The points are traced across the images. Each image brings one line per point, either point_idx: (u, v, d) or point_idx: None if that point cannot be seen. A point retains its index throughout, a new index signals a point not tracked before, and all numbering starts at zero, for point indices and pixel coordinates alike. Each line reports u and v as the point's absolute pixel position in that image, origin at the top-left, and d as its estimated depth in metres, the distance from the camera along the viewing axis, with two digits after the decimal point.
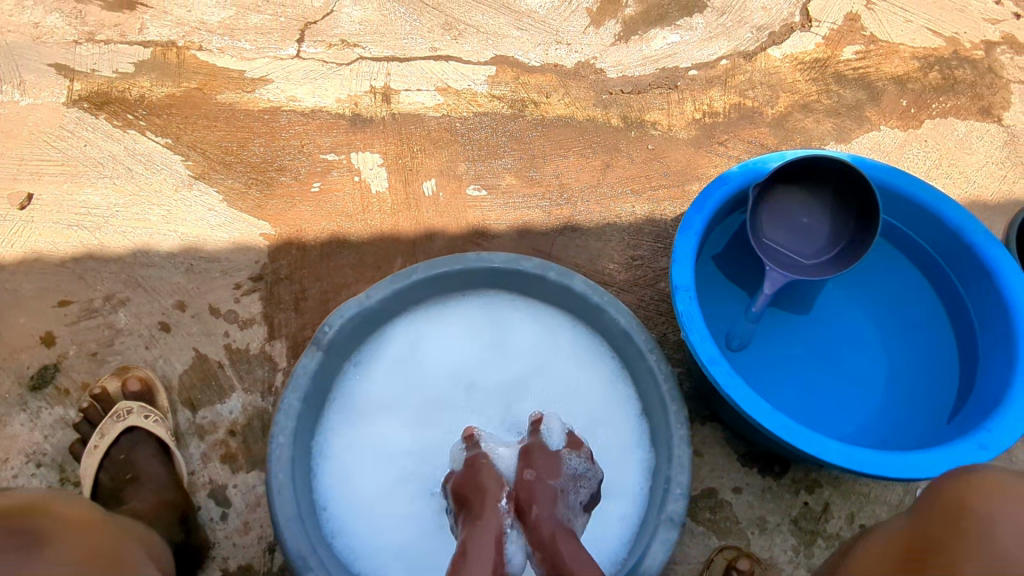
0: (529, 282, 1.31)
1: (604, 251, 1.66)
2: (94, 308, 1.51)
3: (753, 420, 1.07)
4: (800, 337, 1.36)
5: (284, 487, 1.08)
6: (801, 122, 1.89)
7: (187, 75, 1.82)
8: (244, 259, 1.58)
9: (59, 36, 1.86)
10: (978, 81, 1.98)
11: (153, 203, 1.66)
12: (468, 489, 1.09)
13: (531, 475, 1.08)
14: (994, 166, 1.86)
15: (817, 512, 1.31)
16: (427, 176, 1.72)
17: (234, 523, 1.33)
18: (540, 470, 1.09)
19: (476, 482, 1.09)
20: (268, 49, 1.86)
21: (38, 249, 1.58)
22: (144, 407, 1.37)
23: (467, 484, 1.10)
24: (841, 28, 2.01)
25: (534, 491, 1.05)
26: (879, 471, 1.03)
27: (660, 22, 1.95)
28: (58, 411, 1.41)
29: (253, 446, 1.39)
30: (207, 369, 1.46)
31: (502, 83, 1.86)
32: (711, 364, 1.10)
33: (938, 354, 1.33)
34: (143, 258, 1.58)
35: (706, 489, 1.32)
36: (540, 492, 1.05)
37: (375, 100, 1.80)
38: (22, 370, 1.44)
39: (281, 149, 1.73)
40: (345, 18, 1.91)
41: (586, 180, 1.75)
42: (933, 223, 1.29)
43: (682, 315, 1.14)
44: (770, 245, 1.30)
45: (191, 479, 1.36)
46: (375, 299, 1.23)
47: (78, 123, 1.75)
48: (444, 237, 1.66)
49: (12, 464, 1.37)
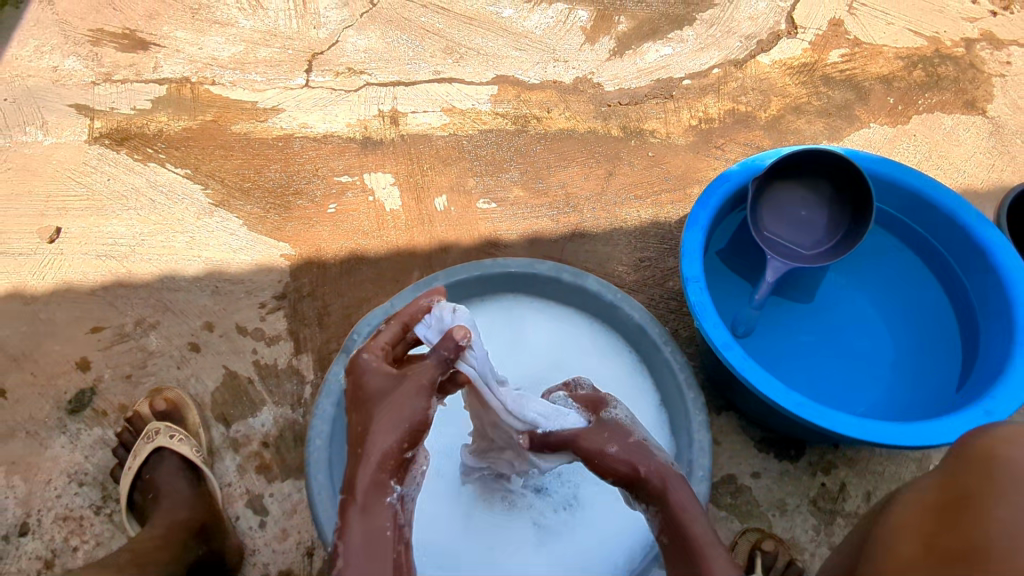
0: (544, 285, 1.38)
1: (613, 255, 1.72)
2: (126, 332, 1.57)
3: (768, 400, 1.12)
4: (808, 324, 1.41)
5: (322, 488, 1.13)
6: (794, 123, 1.97)
7: (201, 108, 1.91)
8: (267, 280, 1.64)
9: (77, 78, 1.95)
10: (961, 76, 2.07)
11: (177, 230, 1.73)
12: (367, 398, 0.84)
13: (613, 450, 0.91)
14: (982, 156, 1.93)
15: (834, 492, 1.35)
16: (438, 192, 1.79)
17: (272, 530, 1.37)
18: (619, 440, 0.93)
19: (376, 400, 0.84)
20: (278, 80, 1.95)
21: (70, 279, 1.64)
22: (171, 427, 1.41)
23: (368, 394, 0.85)
24: (826, 34, 2.11)
25: (618, 465, 0.90)
26: (892, 440, 1.07)
27: (652, 37, 2.06)
28: (97, 432, 1.46)
29: (287, 456, 1.43)
30: (237, 385, 1.51)
31: (505, 100, 1.94)
32: (725, 349, 1.16)
33: (942, 332, 1.37)
34: (170, 282, 1.64)
35: (725, 475, 1.36)
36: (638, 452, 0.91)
37: (384, 123, 1.89)
38: (60, 395, 1.49)
39: (296, 174, 1.81)
40: (350, 47, 2.01)
41: (590, 188, 1.82)
42: (926, 209, 1.35)
43: (694, 305, 1.20)
44: (772, 238, 1.37)
45: (227, 490, 1.40)
46: (400, 307, 1.29)
47: (100, 159, 1.83)
48: (458, 249, 1.72)
49: (55, 485, 1.40)
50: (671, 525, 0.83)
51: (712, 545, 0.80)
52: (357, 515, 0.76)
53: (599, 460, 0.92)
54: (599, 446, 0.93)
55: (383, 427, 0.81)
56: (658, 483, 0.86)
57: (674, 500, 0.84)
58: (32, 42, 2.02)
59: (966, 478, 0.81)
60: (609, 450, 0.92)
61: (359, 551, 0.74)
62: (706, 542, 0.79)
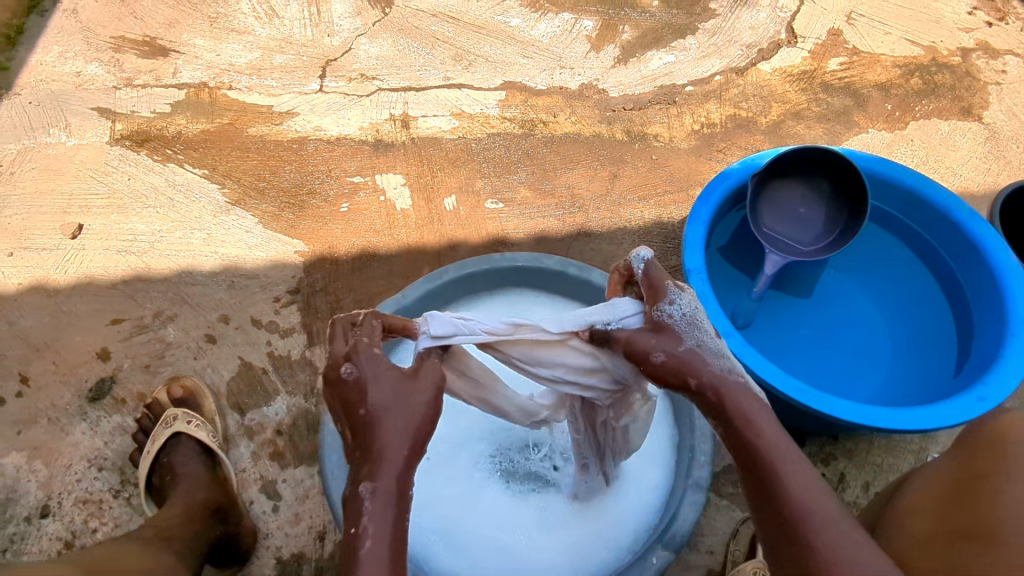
0: (550, 279, 1.43)
1: (617, 253, 1.77)
2: (145, 324, 1.62)
3: (769, 386, 1.16)
4: (807, 319, 1.45)
5: (337, 469, 1.16)
6: (793, 128, 2.02)
7: (219, 112, 1.97)
8: (281, 275, 1.69)
9: (100, 83, 2.03)
10: (957, 84, 2.12)
11: (194, 227, 1.78)
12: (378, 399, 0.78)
13: (659, 360, 0.83)
14: (978, 160, 1.98)
15: (834, 483, 1.38)
16: (447, 193, 1.84)
17: (285, 514, 1.41)
18: (667, 347, 0.83)
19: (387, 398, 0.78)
20: (293, 86, 2.02)
21: (91, 274, 1.69)
22: (188, 413, 1.45)
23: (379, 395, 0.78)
24: (825, 43, 2.18)
25: (667, 376, 0.82)
26: (886, 424, 1.10)
27: (656, 45, 2.13)
28: (117, 419, 1.50)
29: (300, 444, 1.47)
30: (252, 375, 1.56)
31: (513, 105, 2.00)
32: (726, 337, 1.20)
33: (938, 326, 1.41)
34: (187, 277, 1.70)
35: (727, 465, 1.40)
36: (684, 362, 0.82)
37: (395, 126, 1.95)
38: (81, 383, 1.54)
39: (310, 174, 1.87)
40: (362, 54, 2.08)
41: (595, 190, 1.87)
42: (921, 207, 1.40)
43: (696, 295, 1.24)
44: (772, 234, 1.41)
45: (242, 476, 1.44)
46: (412, 298, 1.34)
47: (121, 160, 1.89)
48: (466, 247, 1.77)
49: (75, 469, 1.44)
50: (736, 440, 0.77)
51: (785, 459, 0.75)
52: (379, 508, 0.73)
53: (644, 366, 0.84)
54: (648, 350, 0.84)
55: (400, 421, 0.77)
56: (715, 397, 0.79)
57: (737, 415, 0.78)
58: (56, 48, 2.09)
59: (976, 458, 0.93)
60: (658, 357, 0.83)
61: (381, 543, 0.72)
62: (778, 457, 0.75)
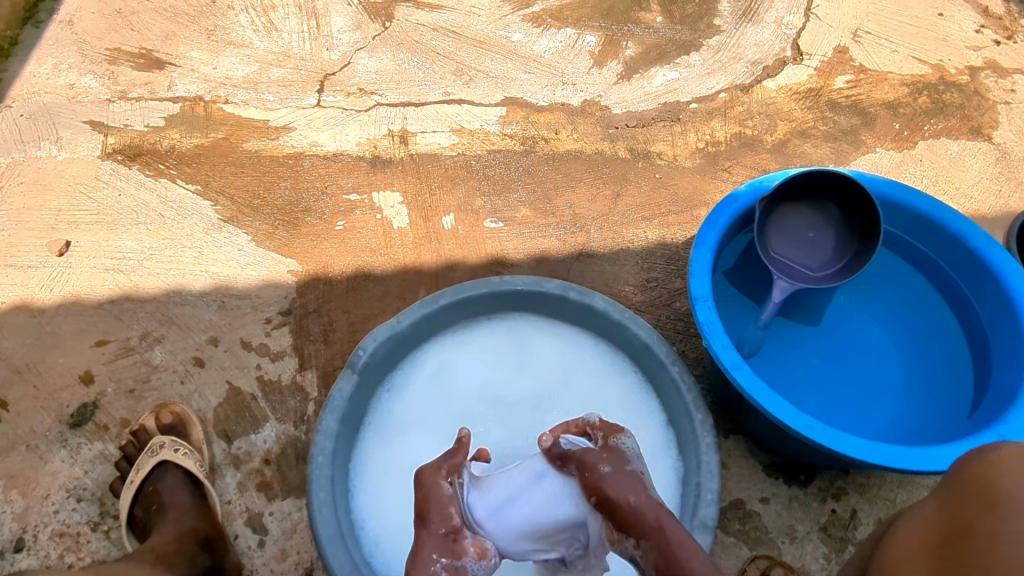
0: (550, 303, 1.37)
1: (619, 275, 1.72)
2: (131, 346, 1.57)
3: (779, 421, 1.10)
4: (816, 345, 1.40)
5: (324, 505, 1.11)
6: (800, 147, 1.97)
7: (214, 126, 1.93)
8: (273, 295, 1.63)
9: (93, 95, 1.99)
10: (966, 103, 2.08)
11: (185, 245, 1.73)
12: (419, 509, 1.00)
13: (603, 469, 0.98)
14: (989, 182, 1.94)
15: (845, 519, 1.31)
16: (446, 211, 1.80)
17: (271, 549, 1.34)
18: (613, 462, 0.99)
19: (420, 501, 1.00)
20: (290, 100, 1.98)
21: (77, 293, 1.64)
22: (175, 441, 1.39)
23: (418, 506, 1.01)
24: (831, 60, 2.14)
25: (613, 482, 0.95)
26: (902, 465, 1.05)
27: (659, 61, 2.09)
28: (98, 447, 1.44)
29: (288, 474, 1.41)
30: (240, 401, 1.49)
31: (513, 122, 1.96)
32: (734, 369, 1.14)
33: (951, 355, 1.36)
34: (177, 297, 1.64)
35: (734, 499, 1.33)
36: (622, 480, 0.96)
37: (393, 142, 1.90)
38: (62, 408, 1.48)
39: (305, 191, 1.82)
40: (361, 68, 2.04)
41: (597, 209, 1.82)
42: (934, 232, 1.35)
43: (702, 324, 1.19)
44: (780, 259, 1.36)
45: (227, 508, 1.38)
46: (406, 324, 1.28)
47: (112, 174, 1.84)
48: (465, 267, 1.72)
49: (53, 500, 1.38)
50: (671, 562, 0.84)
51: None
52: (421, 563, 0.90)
53: (591, 472, 0.99)
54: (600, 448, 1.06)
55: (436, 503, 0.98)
56: (655, 520, 0.88)
57: (673, 539, 0.85)
58: (50, 60, 2.06)
59: (965, 510, 0.85)
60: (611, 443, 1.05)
61: None
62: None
